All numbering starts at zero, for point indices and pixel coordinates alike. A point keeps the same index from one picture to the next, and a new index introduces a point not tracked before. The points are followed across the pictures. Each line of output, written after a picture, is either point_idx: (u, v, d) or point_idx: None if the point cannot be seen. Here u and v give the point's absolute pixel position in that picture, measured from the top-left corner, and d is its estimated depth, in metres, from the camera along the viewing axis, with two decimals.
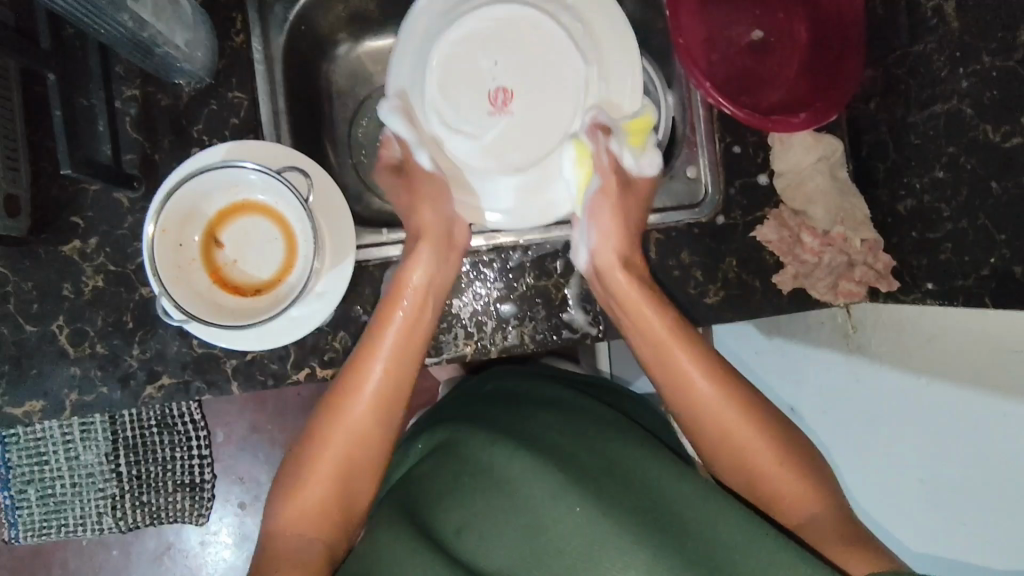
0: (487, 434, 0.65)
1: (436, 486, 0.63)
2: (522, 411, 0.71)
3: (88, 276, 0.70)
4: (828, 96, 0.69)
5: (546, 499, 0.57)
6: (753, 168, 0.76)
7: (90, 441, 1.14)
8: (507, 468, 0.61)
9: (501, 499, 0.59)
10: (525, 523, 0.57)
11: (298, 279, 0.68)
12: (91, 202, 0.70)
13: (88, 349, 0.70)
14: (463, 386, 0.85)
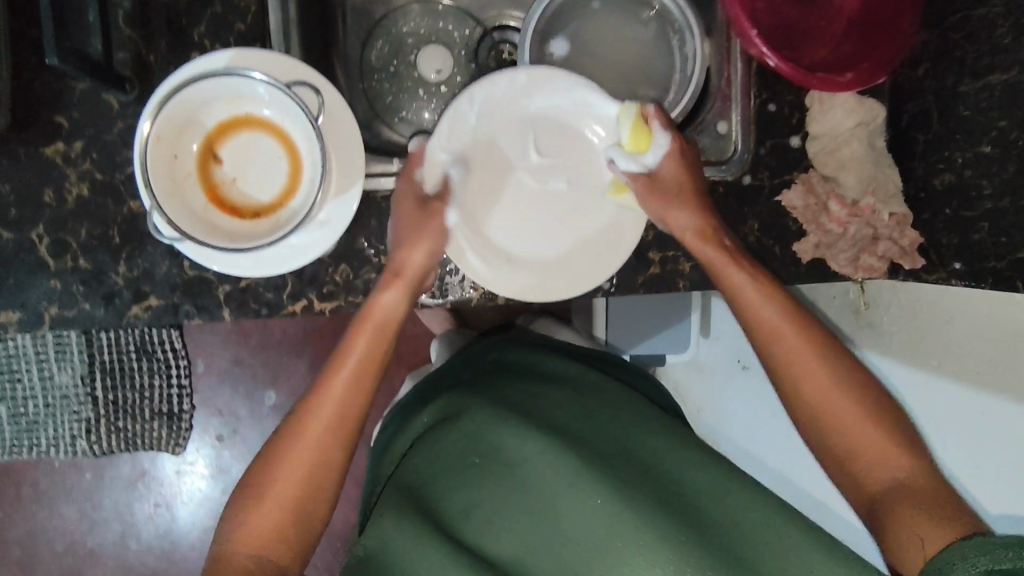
0: (496, 413, 0.62)
1: (440, 464, 0.61)
2: (529, 385, 0.68)
3: (72, 182, 0.65)
4: (875, 56, 0.65)
5: (564, 489, 0.56)
6: (786, 129, 0.72)
7: (65, 361, 1.08)
8: (519, 451, 0.59)
9: (510, 483, 0.58)
10: (539, 511, 0.56)
11: (302, 204, 0.64)
12: (77, 101, 0.65)
13: (70, 262, 0.66)
14: (465, 350, 0.82)
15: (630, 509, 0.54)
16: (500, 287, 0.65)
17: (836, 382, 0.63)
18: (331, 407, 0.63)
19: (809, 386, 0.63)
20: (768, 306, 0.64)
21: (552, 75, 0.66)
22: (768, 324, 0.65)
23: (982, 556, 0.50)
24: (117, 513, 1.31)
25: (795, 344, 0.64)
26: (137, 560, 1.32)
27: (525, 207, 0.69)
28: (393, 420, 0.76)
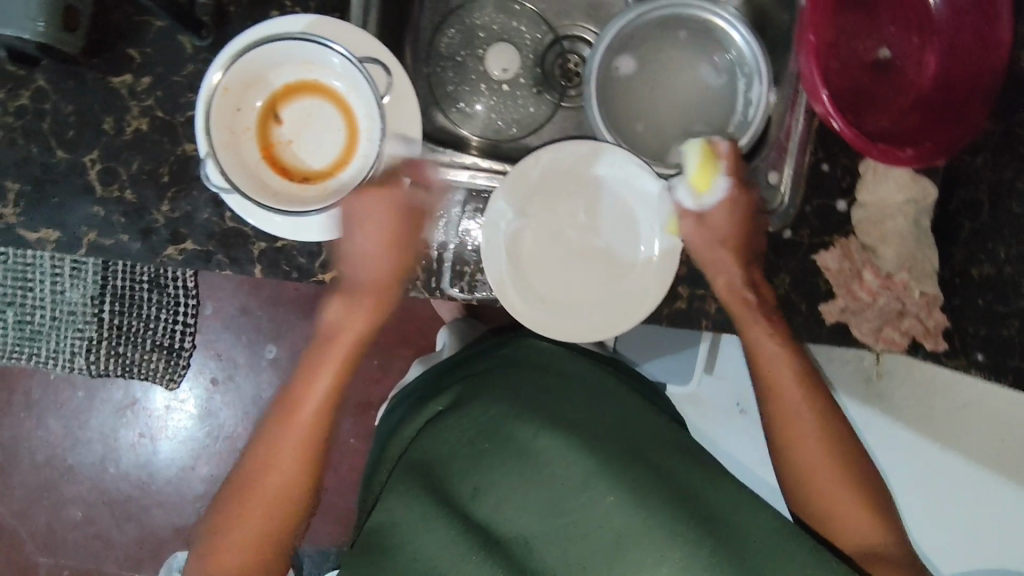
0: (509, 408, 0.63)
1: (452, 449, 0.62)
2: (545, 381, 0.69)
3: (133, 116, 0.66)
4: (939, 137, 0.66)
5: (575, 486, 0.56)
6: (836, 191, 0.72)
7: (78, 279, 1.10)
8: (532, 443, 0.59)
9: (520, 470, 0.58)
10: (547, 503, 0.56)
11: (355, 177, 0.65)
12: (153, 38, 0.66)
13: (117, 192, 0.67)
14: (482, 342, 0.83)
15: (641, 508, 0.54)
16: (536, 327, 0.67)
17: (822, 431, 0.65)
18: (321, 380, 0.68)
19: (801, 437, 0.65)
20: (778, 357, 0.67)
21: (605, 149, 0.69)
22: (770, 372, 0.67)
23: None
24: (102, 436, 1.33)
25: (793, 397, 0.67)
26: (112, 485, 1.34)
27: (564, 255, 0.70)
28: (404, 403, 0.77)
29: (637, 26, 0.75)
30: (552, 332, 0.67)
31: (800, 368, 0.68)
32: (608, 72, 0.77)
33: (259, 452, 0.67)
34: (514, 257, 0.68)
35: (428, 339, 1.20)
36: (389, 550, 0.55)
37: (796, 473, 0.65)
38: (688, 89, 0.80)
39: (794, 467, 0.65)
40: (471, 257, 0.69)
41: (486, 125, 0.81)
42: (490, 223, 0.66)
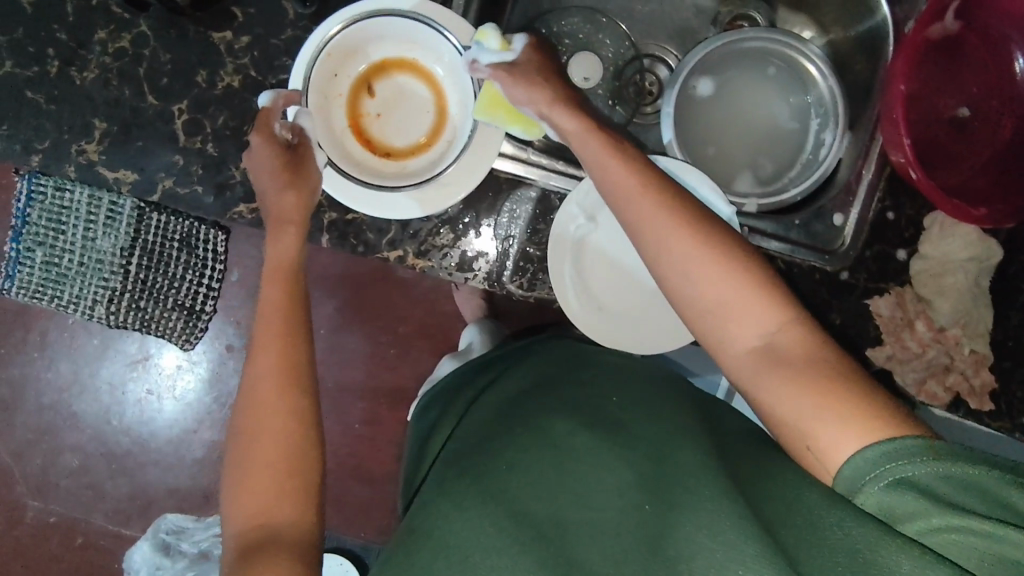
0: (547, 406, 0.59)
1: (479, 445, 0.57)
2: (580, 375, 0.64)
3: (226, 72, 0.67)
4: (1009, 202, 0.67)
5: (609, 483, 0.49)
6: (897, 240, 0.73)
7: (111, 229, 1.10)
8: (563, 437, 0.54)
9: (546, 458, 0.52)
10: (574, 491, 0.49)
11: (436, 160, 0.67)
12: (258, 1, 0.67)
13: (199, 144, 0.68)
14: (508, 346, 0.82)
15: (682, 486, 0.47)
16: (591, 333, 0.68)
17: (701, 287, 0.52)
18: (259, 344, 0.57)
19: (739, 325, 0.51)
20: (648, 204, 0.55)
21: (685, 169, 0.69)
22: (656, 250, 0.54)
23: (893, 462, 0.42)
24: (110, 385, 1.33)
25: (690, 282, 0.53)
26: (113, 437, 1.33)
27: (627, 266, 0.70)
28: (440, 401, 0.76)
29: (722, 53, 0.77)
30: (607, 341, 0.68)
31: (693, 225, 0.54)
32: (687, 93, 0.78)
33: (257, 381, 0.55)
34: (577, 263, 0.69)
35: (447, 335, 1.17)
36: (423, 535, 0.49)
37: (751, 377, 0.51)
38: (759, 121, 0.81)
39: (748, 373, 0.51)
40: (535, 256, 0.71)
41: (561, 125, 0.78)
42: (559, 225, 0.68)
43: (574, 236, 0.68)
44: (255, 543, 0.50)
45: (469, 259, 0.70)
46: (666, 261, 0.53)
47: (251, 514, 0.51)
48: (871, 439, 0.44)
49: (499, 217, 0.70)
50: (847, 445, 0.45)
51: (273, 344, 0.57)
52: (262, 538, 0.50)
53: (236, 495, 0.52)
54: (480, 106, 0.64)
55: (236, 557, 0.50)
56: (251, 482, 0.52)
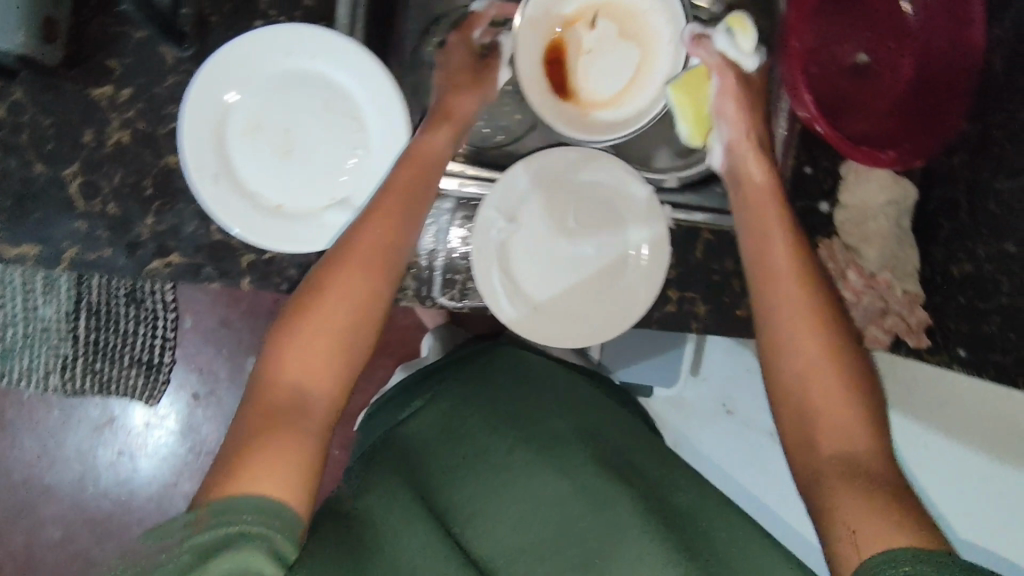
0: (485, 422, 0.64)
1: (442, 460, 0.62)
2: (518, 392, 0.69)
3: (114, 127, 0.65)
4: (917, 140, 0.68)
5: (552, 499, 0.57)
6: (818, 193, 0.74)
7: (51, 295, 1.07)
8: (504, 457, 0.60)
9: (493, 484, 0.59)
10: (519, 512, 0.57)
11: (603, 121, 0.73)
12: (133, 49, 0.64)
13: (99, 206, 0.65)
14: (450, 355, 0.81)
15: (611, 515, 0.54)
16: (527, 335, 0.67)
17: (784, 319, 0.56)
18: (322, 298, 0.54)
19: (809, 364, 0.54)
20: (775, 237, 0.60)
21: (597, 157, 0.69)
22: (766, 258, 0.59)
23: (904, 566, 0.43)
24: (79, 453, 1.28)
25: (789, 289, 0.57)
26: (92, 504, 1.29)
27: (555, 260, 0.70)
28: (387, 407, 0.75)
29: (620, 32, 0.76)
30: (547, 340, 0.67)
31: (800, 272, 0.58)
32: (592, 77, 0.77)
33: (313, 288, 0.54)
34: (503, 264, 0.68)
35: (407, 346, 1.16)
36: (369, 536, 0.51)
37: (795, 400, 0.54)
38: None
39: (792, 403, 0.54)
40: (461, 266, 0.70)
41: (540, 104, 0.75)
42: (480, 232, 0.66)
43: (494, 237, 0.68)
44: (267, 427, 0.49)
45: None
46: (767, 297, 0.58)
47: (280, 387, 0.51)
48: (887, 541, 0.45)
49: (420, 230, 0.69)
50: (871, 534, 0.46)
51: (359, 275, 0.55)
52: (280, 425, 0.49)
53: (274, 366, 0.52)
54: (678, 87, 0.70)
55: (252, 418, 0.49)
56: (293, 362, 0.52)
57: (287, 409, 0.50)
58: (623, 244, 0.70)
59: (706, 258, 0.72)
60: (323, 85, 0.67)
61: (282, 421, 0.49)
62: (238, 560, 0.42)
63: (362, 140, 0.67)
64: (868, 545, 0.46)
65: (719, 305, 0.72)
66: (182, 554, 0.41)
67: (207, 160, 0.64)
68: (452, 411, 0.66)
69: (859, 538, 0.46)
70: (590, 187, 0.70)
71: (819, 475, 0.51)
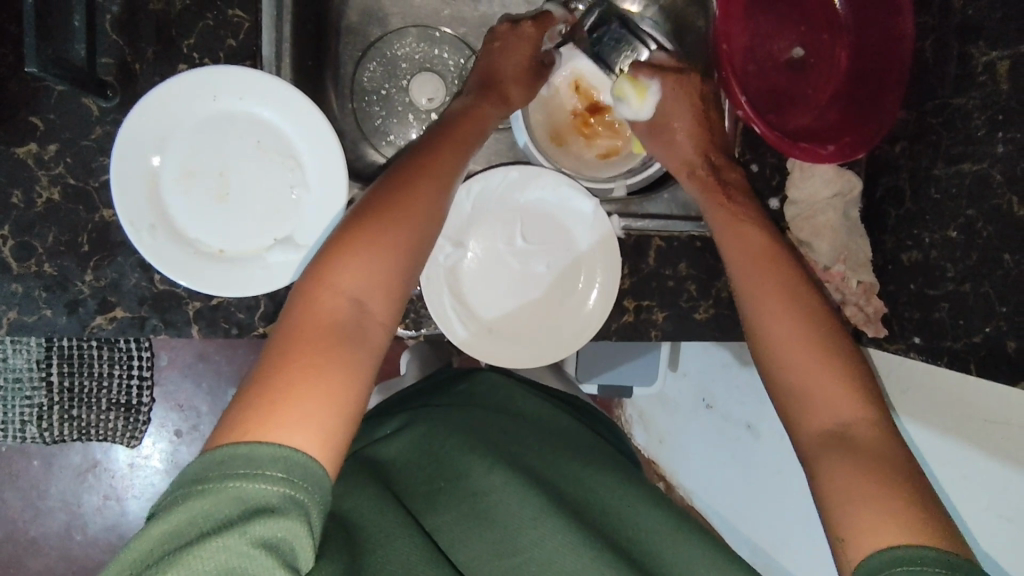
0: (464, 440, 0.59)
1: (416, 486, 0.56)
2: (494, 416, 0.65)
3: (42, 185, 0.63)
4: (857, 132, 0.67)
5: (525, 522, 0.51)
6: (767, 190, 0.74)
7: (20, 344, 0.99)
8: (483, 480, 0.54)
9: (471, 510, 0.53)
10: (495, 539, 0.51)
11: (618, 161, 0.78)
12: (55, 104, 0.63)
13: (34, 267, 0.63)
14: (425, 381, 0.79)
15: (587, 546, 0.49)
16: (483, 357, 0.66)
17: (755, 308, 0.56)
18: (358, 235, 0.51)
19: (792, 359, 0.53)
20: (744, 239, 0.61)
21: (539, 173, 0.68)
22: (741, 253, 0.60)
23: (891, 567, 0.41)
24: (63, 502, 1.25)
25: (769, 282, 0.57)
26: (80, 553, 1.26)
27: (508, 278, 0.70)
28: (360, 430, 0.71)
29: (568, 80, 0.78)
30: (502, 362, 0.66)
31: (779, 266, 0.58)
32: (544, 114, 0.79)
33: (369, 223, 0.52)
34: (454, 289, 0.67)
35: (389, 365, 1.15)
36: (362, 545, 0.48)
37: (788, 379, 0.52)
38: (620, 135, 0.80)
39: (786, 392, 0.52)
40: (412, 295, 0.69)
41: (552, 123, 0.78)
42: (427, 258, 0.65)
43: (443, 263, 0.67)
44: (303, 345, 0.46)
45: None
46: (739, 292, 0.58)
47: (336, 298, 0.49)
48: (890, 528, 0.43)
49: None
50: (864, 531, 0.44)
51: (397, 223, 0.53)
52: (330, 346, 0.47)
53: (320, 286, 0.49)
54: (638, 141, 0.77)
55: (277, 352, 0.46)
56: (346, 275, 0.49)
57: (336, 340, 0.47)
58: (576, 257, 0.69)
59: (658, 265, 0.72)
60: (254, 126, 0.66)
61: (324, 347, 0.46)
62: (278, 527, 0.38)
63: (299, 177, 0.66)
64: (863, 540, 0.44)
65: (675, 310, 0.72)
66: (223, 504, 0.38)
67: (141, 212, 0.62)
68: (428, 432, 0.61)
69: (850, 539, 0.44)
70: (538, 203, 0.70)
71: (811, 456, 0.49)
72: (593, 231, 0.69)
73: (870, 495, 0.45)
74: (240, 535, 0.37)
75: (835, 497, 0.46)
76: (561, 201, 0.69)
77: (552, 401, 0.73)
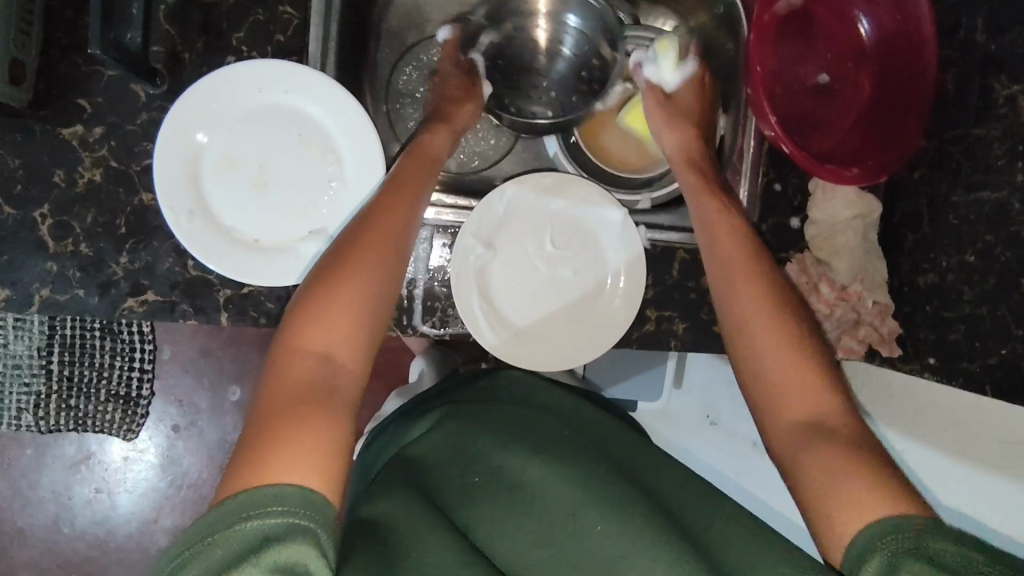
0: (498, 435, 0.62)
1: (451, 480, 0.59)
2: (528, 411, 0.69)
3: (85, 167, 0.64)
4: (880, 156, 0.69)
5: (564, 510, 0.56)
6: (788, 210, 0.76)
7: (22, 330, 0.98)
8: (520, 475, 0.58)
9: (511, 503, 0.57)
10: (537, 528, 0.55)
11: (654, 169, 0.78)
12: (104, 88, 0.64)
13: (70, 247, 0.64)
14: (453, 377, 0.80)
15: (628, 530, 0.53)
16: (509, 359, 0.68)
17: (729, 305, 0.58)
18: (313, 297, 0.52)
19: (779, 378, 0.54)
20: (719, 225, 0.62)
21: (573, 181, 0.71)
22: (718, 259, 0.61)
23: (877, 547, 0.44)
24: (54, 494, 1.23)
25: (740, 281, 0.58)
26: (68, 546, 1.24)
27: (533, 282, 0.71)
28: (388, 429, 0.72)
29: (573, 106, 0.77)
30: (526, 364, 0.68)
31: (762, 274, 0.58)
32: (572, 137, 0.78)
33: (323, 291, 0.52)
34: (482, 290, 0.69)
35: (397, 369, 1.15)
36: (396, 548, 0.49)
37: (769, 388, 0.54)
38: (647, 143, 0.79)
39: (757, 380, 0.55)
40: (441, 294, 0.70)
41: (522, 89, 0.81)
42: (459, 258, 0.67)
43: (473, 264, 0.68)
44: (278, 407, 0.47)
45: None
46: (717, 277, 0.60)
47: (306, 360, 0.50)
48: (864, 512, 0.46)
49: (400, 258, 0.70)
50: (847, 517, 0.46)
51: (365, 263, 0.54)
52: (303, 408, 0.47)
53: (291, 351, 0.50)
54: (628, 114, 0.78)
55: (255, 422, 0.47)
56: (308, 337, 0.51)
57: (310, 400, 0.48)
58: (602, 265, 0.71)
59: (682, 277, 0.73)
60: (295, 119, 0.67)
61: (297, 408, 0.47)
62: (291, 552, 0.40)
63: (336, 172, 0.68)
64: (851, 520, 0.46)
65: (696, 323, 0.73)
66: (231, 546, 0.40)
67: (180, 197, 0.63)
68: (459, 430, 0.64)
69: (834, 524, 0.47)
70: (566, 210, 0.71)
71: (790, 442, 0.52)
72: (621, 240, 0.70)
73: (849, 477, 0.47)
74: (255, 566, 0.39)
75: (818, 481, 0.49)
76: (589, 210, 0.71)
77: (576, 393, 0.76)
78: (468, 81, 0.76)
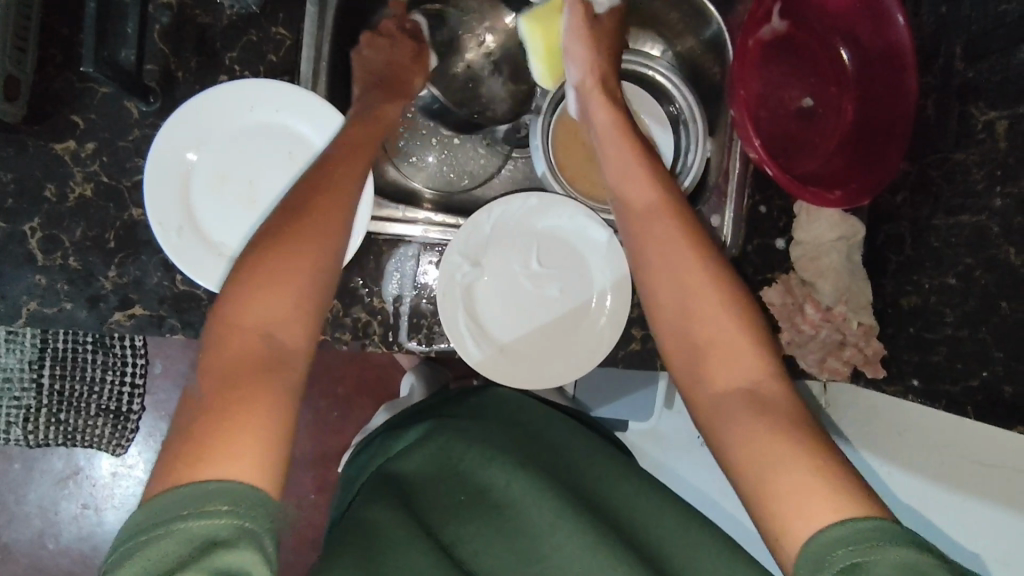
0: (488, 450, 0.62)
1: (437, 499, 0.59)
2: (517, 431, 0.68)
3: (76, 181, 0.65)
4: (864, 178, 0.70)
5: (544, 525, 0.55)
6: (774, 231, 0.78)
7: (13, 344, 0.97)
8: (506, 493, 0.58)
9: (495, 525, 0.56)
10: (518, 547, 0.55)
11: None
12: (98, 104, 0.65)
13: (59, 260, 0.64)
14: (443, 393, 0.80)
15: (603, 546, 0.53)
16: (494, 377, 0.68)
17: (676, 277, 0.51)
18: (264, 260, 0.47)
19: (735, 360, 0.48)
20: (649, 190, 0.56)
21: (557, 201, 0.71)
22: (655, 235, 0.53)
23: (835, 549, 0.40)
24: (40, 509, 1.22)
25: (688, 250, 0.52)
26: (52, 563, 1.22)
27: (520, 301, 0.71)
28: (373, 443, 0.72)
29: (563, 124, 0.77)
30: (511, 382, 0.68)
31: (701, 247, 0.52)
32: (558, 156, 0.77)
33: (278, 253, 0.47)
34: (468, 308, 0.69)
35: (386, 387, 1.15)
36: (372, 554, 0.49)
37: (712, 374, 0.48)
38: None
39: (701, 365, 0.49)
40: (428, 311, 0.72)
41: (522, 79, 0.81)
42: (446, 275, 0.68)
43: (461, 280, 0.69)
44: (230, 384, 0.42)
45: (364, 324, 0.70)
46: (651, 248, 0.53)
47: (257, 322, 0.45)
48: (830, 510, 0.41)
49: (386, 278, 0.71)
50: (808, 512, 0.42)
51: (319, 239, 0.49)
52: (260, 385, 0.43)
53: (238, 312, 0.45)
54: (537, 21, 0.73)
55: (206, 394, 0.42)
56: (253, 307, 0.45)
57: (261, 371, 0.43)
58: (588, 283, 0.71)
59: None
60: (285, 136, 0.68)
61: (244, 388, 0.42)
62: (237, 557, 0.37)
63: None
64: (807, 517, 0.41)
65: None
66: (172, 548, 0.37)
67: (170, 213, 0.64)
68: (445, 442, 0.63)
69: (782, 530, 0.42)
70: (552, 229, 0.72)
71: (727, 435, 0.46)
72: (608, 258, 0.71)
73: (813, 475, 0.42)
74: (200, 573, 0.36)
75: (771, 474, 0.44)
76: (574, 228, 0.72)
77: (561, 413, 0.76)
78: (417, 49, 0.74)
